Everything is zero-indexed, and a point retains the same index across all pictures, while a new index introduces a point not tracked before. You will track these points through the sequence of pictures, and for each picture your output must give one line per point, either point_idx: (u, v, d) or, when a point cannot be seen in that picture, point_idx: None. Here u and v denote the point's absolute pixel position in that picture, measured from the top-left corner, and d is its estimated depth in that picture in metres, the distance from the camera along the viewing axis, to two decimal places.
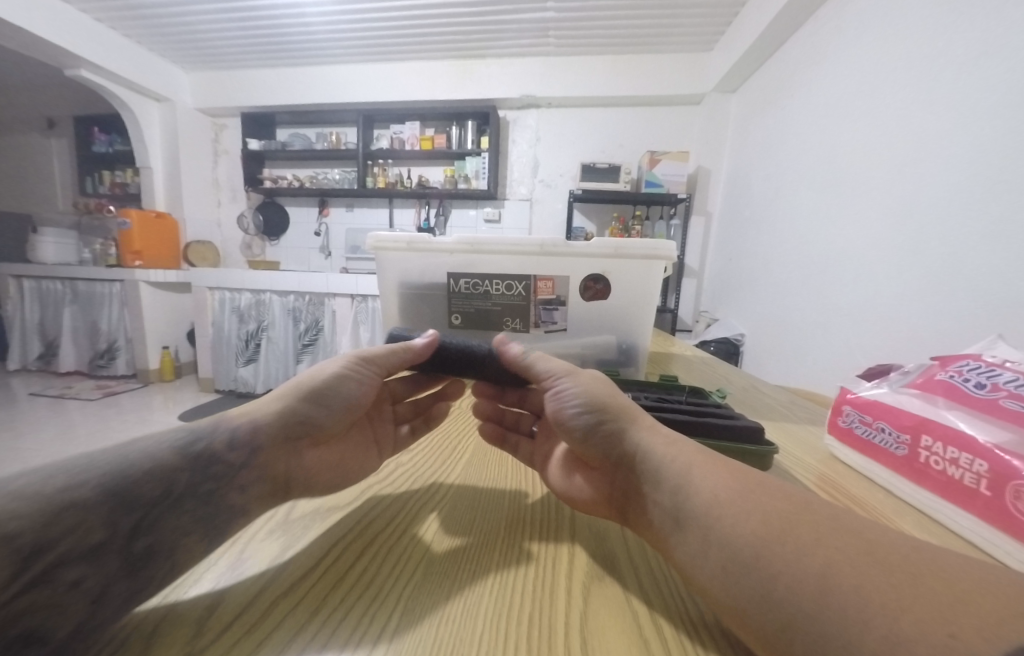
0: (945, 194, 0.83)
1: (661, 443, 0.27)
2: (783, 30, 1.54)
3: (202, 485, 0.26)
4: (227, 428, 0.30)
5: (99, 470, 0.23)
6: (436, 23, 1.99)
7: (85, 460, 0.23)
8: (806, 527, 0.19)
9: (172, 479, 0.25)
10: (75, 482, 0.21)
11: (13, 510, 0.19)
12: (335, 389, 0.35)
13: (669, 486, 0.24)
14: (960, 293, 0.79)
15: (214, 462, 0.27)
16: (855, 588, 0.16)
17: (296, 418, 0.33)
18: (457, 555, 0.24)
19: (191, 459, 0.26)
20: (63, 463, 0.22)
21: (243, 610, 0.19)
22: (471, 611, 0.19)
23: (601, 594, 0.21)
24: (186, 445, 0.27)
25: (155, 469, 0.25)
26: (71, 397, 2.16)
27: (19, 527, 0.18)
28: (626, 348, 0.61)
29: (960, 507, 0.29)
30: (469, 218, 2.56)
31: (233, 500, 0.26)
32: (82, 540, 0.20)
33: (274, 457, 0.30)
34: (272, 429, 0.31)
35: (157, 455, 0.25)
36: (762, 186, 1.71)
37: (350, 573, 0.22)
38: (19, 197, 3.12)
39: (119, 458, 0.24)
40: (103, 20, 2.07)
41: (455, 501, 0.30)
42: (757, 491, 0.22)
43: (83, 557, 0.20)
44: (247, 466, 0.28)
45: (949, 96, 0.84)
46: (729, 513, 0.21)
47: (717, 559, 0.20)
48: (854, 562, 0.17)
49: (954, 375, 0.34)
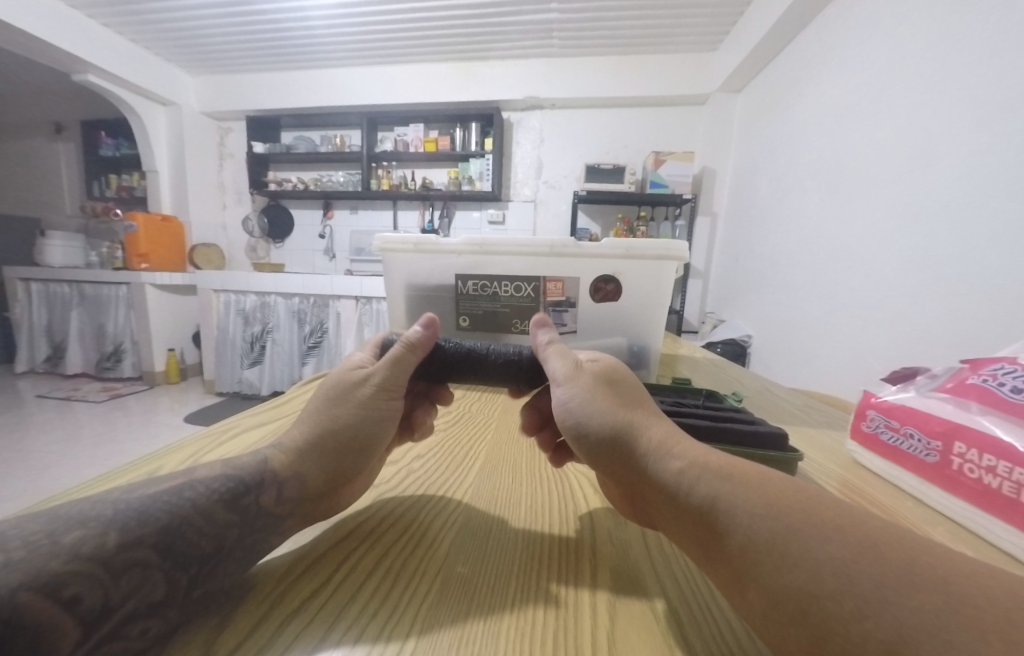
0: (962, 193, 0.82)
1: (672, 454, 0.25)
2: (789, 29, 1.53)
3: (250, 535, 0.24)
4: (271, 472, 0.27)
5: (155, 519, 0.21)
6: (439, 26, 1.99)
7: (139, 507, 0.21)
8: (834, 531, 0.19)
9: (224, 530, 0.23)
10: (132, 536, 0.19)
11: (76, 566, 0.17)
12: (371, 425, 0.33)
13: (701, 495, 0.23)
14: (979, 293, 0.77)
15: (261, 511, 0.25)
16: (907, 610, 0.16)
17: (336, 464, 0.30)
18: (482, 566, 0.23)
19: (241, 506, 0.24)
20: (118, 510, 0.20)
21: (264, 625, 0.19)
22: (498, 627, 0.19)
23: (628, 612, 0.20)
24: (236, 492, 0.25)
25: (208, 518, 0.23)
26: (78, 399, 2.17)
27: (83, 589, 0.17)
28: (637, 350, 0.59)
29: (997, 517, 0.28)
30: (473, 220, 2.56)
31: (275, 544, 0.25)
32: (143, 598, 0.18)
33: (314, 502, 0.28)
34: (316, 479, 0.29)
35: (209, 499, 0.23)
36: (769, 186, 1.70)
37: (364, 584, 0.22)
38: (28, 201, 3.15)
39: (170, 502, 0.22)
40: (111, 26, 2.09)
41: (471, 509, 0.29)
42: (782, 493, 0.21)
43: (147, 612, 0.18)
44: (290, 513, 0.27)
45: (965, 93, 0.83)
46: (765, 522, 0.20)
47: (760, 597, 0.19)
48: (900, 578, 0.17)
49: (988, 379, 0.32)
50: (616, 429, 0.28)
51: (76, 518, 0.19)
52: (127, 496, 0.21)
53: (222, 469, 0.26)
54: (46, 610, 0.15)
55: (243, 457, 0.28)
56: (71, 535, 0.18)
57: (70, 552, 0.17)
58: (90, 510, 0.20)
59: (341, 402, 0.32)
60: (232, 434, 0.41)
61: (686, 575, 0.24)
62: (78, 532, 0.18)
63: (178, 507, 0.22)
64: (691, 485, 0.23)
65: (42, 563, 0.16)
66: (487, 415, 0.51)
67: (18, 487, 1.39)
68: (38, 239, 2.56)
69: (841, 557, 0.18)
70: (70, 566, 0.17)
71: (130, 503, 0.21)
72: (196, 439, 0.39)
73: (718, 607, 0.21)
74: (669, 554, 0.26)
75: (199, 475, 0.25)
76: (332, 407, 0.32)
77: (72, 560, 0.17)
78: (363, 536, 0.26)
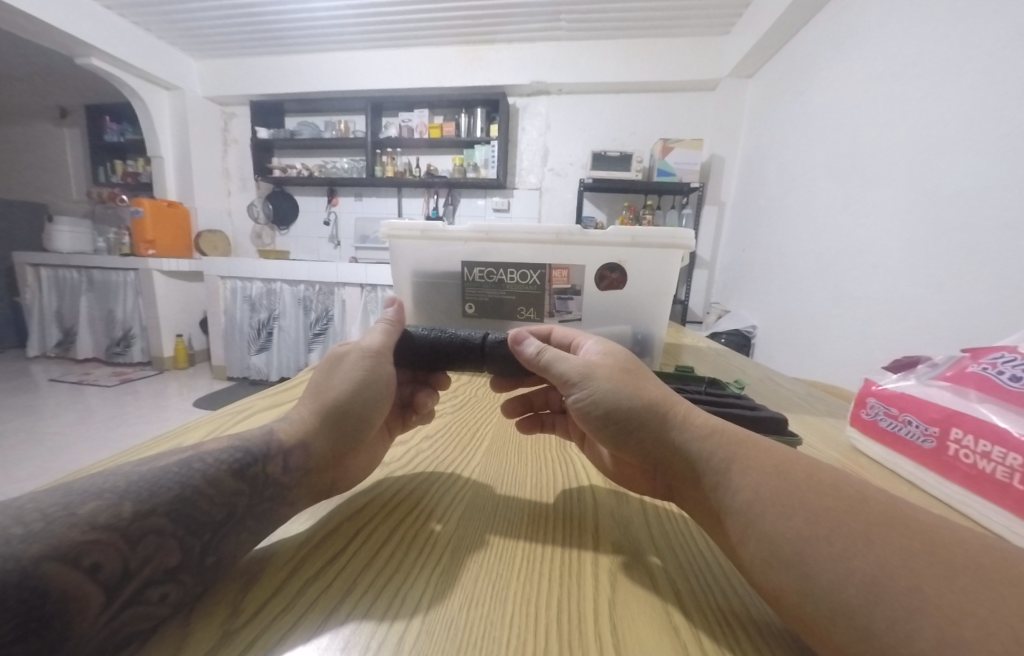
0: (977, 179, 0.80)
1: (693, 420, 0.27)
2: (802, 13, 1.49)
3: (258, 505, 0.25)
4: (276, 443, 0.28)
5: (168, 490, 0.21)
6: (444, 8, 1.95)
7: (151, 478, 0.22)
8: (833, 501, 0.20)
9: (233, 500, 0.24)
10: (145, 506, 0.20)
11: (94, 534, 0.18)
12: (368, 392, 0.34)
13: (711, 480, 0.24)
14: (987, 286, 0.76)
15: (268, 480, 0.26)
16: (908, 585, 0.16)
17: (337, 434, 0.31)
18: (491, 541, 0.24)
19: (249, 476, 0.25)
20: (130, 481, 0.21)
21: (289, 586, 0.20)
22: (504, 598, 0.20)
23: (628, 581, 0.21)
24: (243, 463, 0.25)
25: (218, 487, 0.24)
26: (90, 383, 2.22)
27: (102, 556, 0.18)
28: (642, 337, 0.60)
29: (991, 502, 0.28)
30: (478, 207, 2.55)
31: (282, 515, 0.26)
32: (160, 565, 0.19)
33: (319, 473, 0.29)
34: (322, 449, 0.29)
35: (218, 469, 0.24)
36: (778, 174, 1.67)
37: (381, 552, 0.23)
38: (32, 186, 3.15)
39: (181, 471, 0.23)
40: (112, 8, 2.07)
41: (477, 486, 0.31)
42: (774, 463, 0.23)
43: (163, 578, 0.19)
44: (295, 483, 0.27)
45: (982, 75, 0.80)
46: (772, 511, 0.21)
47: (760, 551, 0.20)
48: (897, 549, 0.18)
49: (987, 367, 0.33)
50: (644, 415, 0.28)
51: (91, 491, 0.19)
52: (137, 469, 0.22)
53: (226, 441, 0.27)
54: (68, 578, 0.16)
55: (249, 430, 0.29)
56: (87, 506, 0.19)
57: (86, 523, 0.18)
58: (103, 483, 0.20)
59: (336, 371, 0.33)
60: (241, 416, 0.42)
61: (687, 548, 0.25)
62: (94, 504, 0.19)
63: (188, 477, 0.23)
64: (711, 446, 0.25)
65: (62, 535, 0.17)
66: (494, 398, 0.52)
67: (38, 465, 1.44)
68: (47, 225, 2.59)
69: (849, 524, 0.19)
70: (88, 536, 0.17)
71: (141, 475, 0.21)
72: (208, 419, 0.41)
73: (714, 576, 0.23)
74: (669, 528, 0.27)
75: (207, 447, 0.26)
76: (328, 379, 0.33)
77: (89, 530, 0.18)
78: (371, 512, 0.27)
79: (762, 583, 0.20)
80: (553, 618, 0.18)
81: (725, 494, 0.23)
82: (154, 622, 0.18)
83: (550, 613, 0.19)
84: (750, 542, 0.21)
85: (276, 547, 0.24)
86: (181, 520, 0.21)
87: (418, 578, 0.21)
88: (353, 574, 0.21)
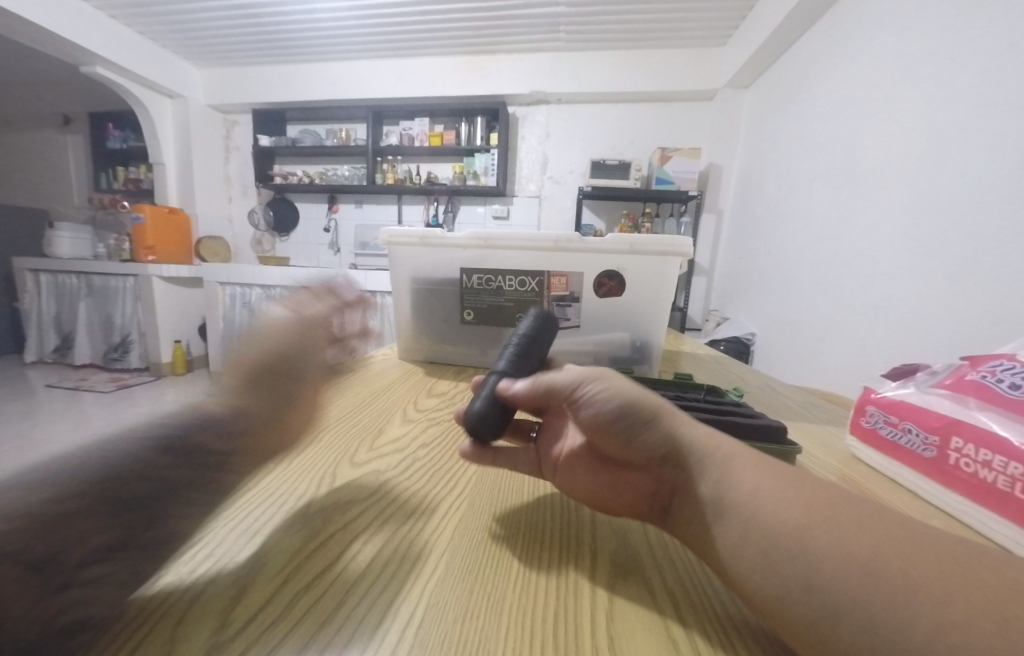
0: (971, 188, 0.81)
1: (693, 420, 0.27)
2: (798, 25, 1.52)
3: (197, 477, 0.27)
4: (211, 417, 0.30)
5: (87, 481, 0.24)
6: (445, 19, 1.98)
7: (76, 474, 0.24)
8: (849, 524, 0.20)
9: (172, 478, 0.26)
10: (70, 496, 0.22)
11: (12, 527, 0.20)
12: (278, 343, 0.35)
13: (712, 473, 0.24)
14: (984, 295, 0.77)
15: (205, 453, 0.28)
16: (908, 593, 0.17)
17: (271, 396, 0.32)
18: (485, 554, 0.24)
19: (181, 453, 0.27)
20: (53, 479, 0.23)
21: (298, 586, 0.21)
22: (499, 613, 0.19)
23: (626, 592, 0.21)
24: (174, 444, 0.28)
25: (149, 469, 0.26)
26: (85, 389, 2.20)
27: (30, 547, 0.20)
28: (640, 345, 0.60)
29: (992, 510, 0.28)
30: (478, 215, 2.57)
31: (224, 487, 0.27)
32: (97, 545, 0.21)
33: (256, 437, 0.30)
34: (246, 406, 0.31)
35: (148, 456, 0.27)
36: (775, 183, 1.69)
37: (378, 562, 0.23)
38: (33, 192, 3.16)
39: (110, 461, 0.26)
40: (117, 17, 2.10)
41: (476, 496, 0.30)
42: (793, 482, 0.23)
43: (103, 557, 0.20)
44: (237, 452, 0.29)
45: (974, 87, 0.82)
46: (769, 503, 0.22)
47: (755, 550, 0.21)
48: (898, 559, 0.18)
49: (986, 375, 0.33)
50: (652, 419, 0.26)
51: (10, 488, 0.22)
52: (64, 467, 0.25)
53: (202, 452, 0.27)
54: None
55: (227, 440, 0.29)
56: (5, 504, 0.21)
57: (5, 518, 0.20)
58: (30, 482, 0.23)
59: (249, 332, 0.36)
60: None
61: (681, 558, 0.25)
62: (14, 502, 0.21)
63: (116, 467, 0.25)
64: (715, 448, 0.26)
65: None
66: None
67: None
68: (47, 231, 2.59)
69: (851, 534, 0.20)
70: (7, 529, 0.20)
71: (65, 472, 0.24)
72: None
73: (708, 581, 0.23)
74: (660, 539, 0.27)
75: (138, 441, 0.28)
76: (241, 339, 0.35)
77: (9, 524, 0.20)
78: (370, 518, 0.27)
79: (755, 593, 0.20)
80: (550, 632, 0.18)
81: (726, 497, 0.23)
82: (107, 613, 0.18)
83: (544, 626, 0.18)
84: (747, 547, 0.21)
85: (265, 551, 0.24)
86: (110, 509, 0.23)
87: (414, 593, 0.20)
88: (351, 582, 0.21)
